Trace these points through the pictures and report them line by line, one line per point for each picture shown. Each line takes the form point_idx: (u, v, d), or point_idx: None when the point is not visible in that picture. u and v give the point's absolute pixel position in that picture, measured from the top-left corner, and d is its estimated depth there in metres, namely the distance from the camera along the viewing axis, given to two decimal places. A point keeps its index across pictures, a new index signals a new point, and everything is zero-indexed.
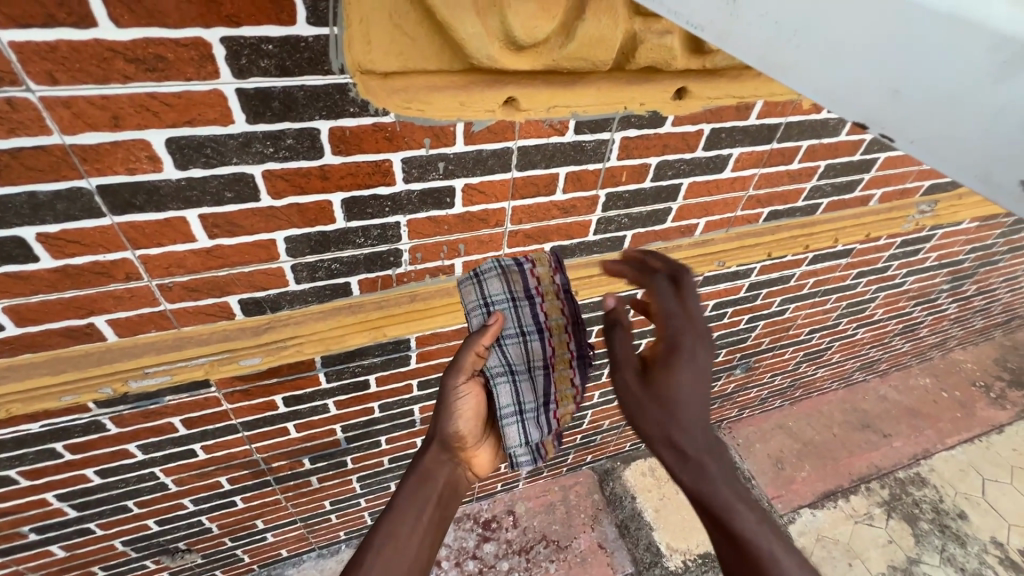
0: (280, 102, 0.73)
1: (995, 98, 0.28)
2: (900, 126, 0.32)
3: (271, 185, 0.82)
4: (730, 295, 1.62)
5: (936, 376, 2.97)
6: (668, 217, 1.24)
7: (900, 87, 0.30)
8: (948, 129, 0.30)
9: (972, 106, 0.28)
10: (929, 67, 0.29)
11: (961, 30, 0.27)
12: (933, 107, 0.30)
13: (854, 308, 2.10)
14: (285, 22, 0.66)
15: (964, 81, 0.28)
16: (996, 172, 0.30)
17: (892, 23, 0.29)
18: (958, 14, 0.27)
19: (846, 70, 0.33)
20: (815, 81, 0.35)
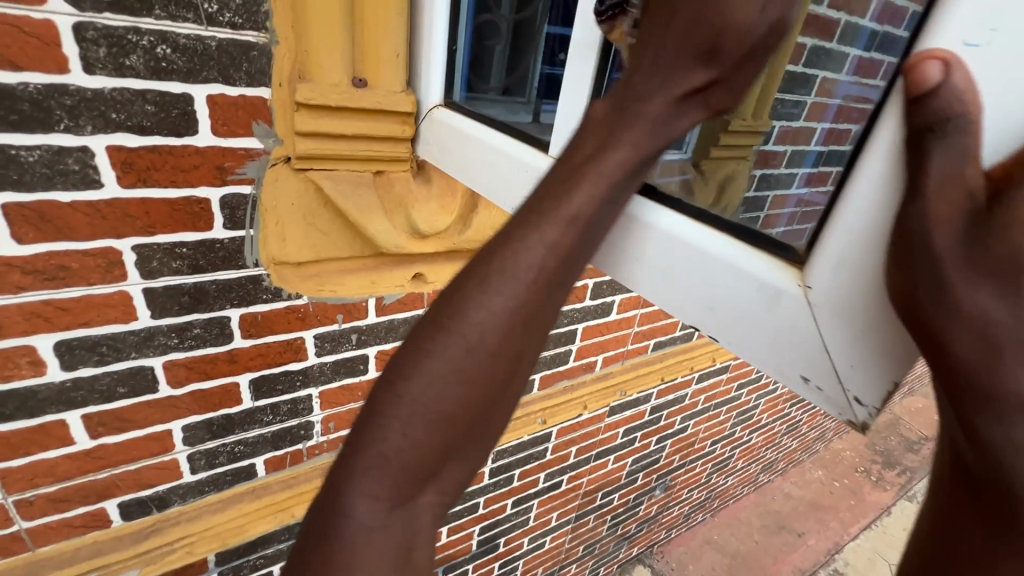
0: (189, 296, 0.75)
1: (771, 314, 0.38)
2: (717, 330, 0.42)
3: (172, 374, 0.79)
4: (637, 420, 1.74)
5: (826, 467, 3.25)
6: (569, 358, 1.35)
7: (712, 303, 0.42)
8: (751, 335, 0.40)
9: (760, 319, 0.39)
10: (734, 292, 0.40)
11: (746, 276, 0.39)
12: (740, 320, 0.40)
13: (743, 415, 2.31)
14: (201, 228, 0.71)
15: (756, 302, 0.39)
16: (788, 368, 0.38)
17: (706, 260, 0.42)
18: (743, 267, 0.39)
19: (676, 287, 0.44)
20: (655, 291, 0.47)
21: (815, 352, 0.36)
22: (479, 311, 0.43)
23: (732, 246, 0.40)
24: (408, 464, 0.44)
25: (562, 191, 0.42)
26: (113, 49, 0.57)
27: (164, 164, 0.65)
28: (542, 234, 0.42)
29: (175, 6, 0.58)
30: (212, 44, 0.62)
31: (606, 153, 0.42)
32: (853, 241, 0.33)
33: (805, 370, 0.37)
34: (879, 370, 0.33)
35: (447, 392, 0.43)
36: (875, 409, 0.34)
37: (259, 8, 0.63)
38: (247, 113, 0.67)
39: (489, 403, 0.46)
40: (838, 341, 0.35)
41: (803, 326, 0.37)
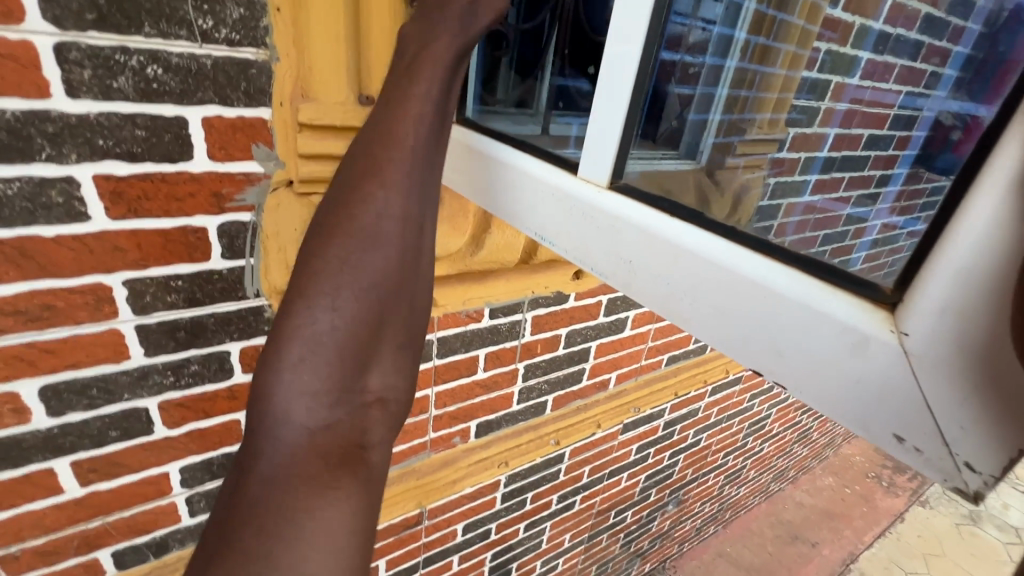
0: (186, 331, 0.69)
1: (857, 363, 0.33)
2: (790, 376, 0.37)
3: (168, 415, 0.74)
4: (650, 436, 1.69)
5: (837, 474, 3.19)
6: (583, 376, 1.30)
7: (783, 345, 0.37)
8: (829, 384, 0.35)
9: (840, 369, 0.34)
10: (805, 333, 0.36)
11: (818, 316, 0.35)
12: (815, 367, 0.36)
13: (755, 426, 2.26)
14: (198, 259, 0.66)
15: (835, 348, 0.34)
16: (876, 421, 0.33)
17: (770, 297, 0.37)
18: (816, 307, 0.35)
19: (738, 328, 0.40)
20: (712, 330, 0.42)
21: (913, 410, 0.31)
22: (366, 201, 0.51)
23: (806, 284, 0.36)
24: (344, 339, 0.49)
25: (403, 95, 0.52)
26: (99, 70, 0.52)
27: (157, 192, 0.60)
28: (413, 125, 0.52)
29: (166, 22, 0.53)
30: (208, 62, 0.57)
31: (433, 44, 0.52)
32: (960, 283, 0.28)
33: (901, 428, 0.32)
34: (998, 438, 0.28)
35: (355, 269, 0.50)
36: (993, 479, 0.29)
37: (257, 23, 0.58)
38: (246, 135, 0.62)
39: (405, 281, 0.53)
40: (946, 401, 0.30)
41: (896, 379, 0.32)
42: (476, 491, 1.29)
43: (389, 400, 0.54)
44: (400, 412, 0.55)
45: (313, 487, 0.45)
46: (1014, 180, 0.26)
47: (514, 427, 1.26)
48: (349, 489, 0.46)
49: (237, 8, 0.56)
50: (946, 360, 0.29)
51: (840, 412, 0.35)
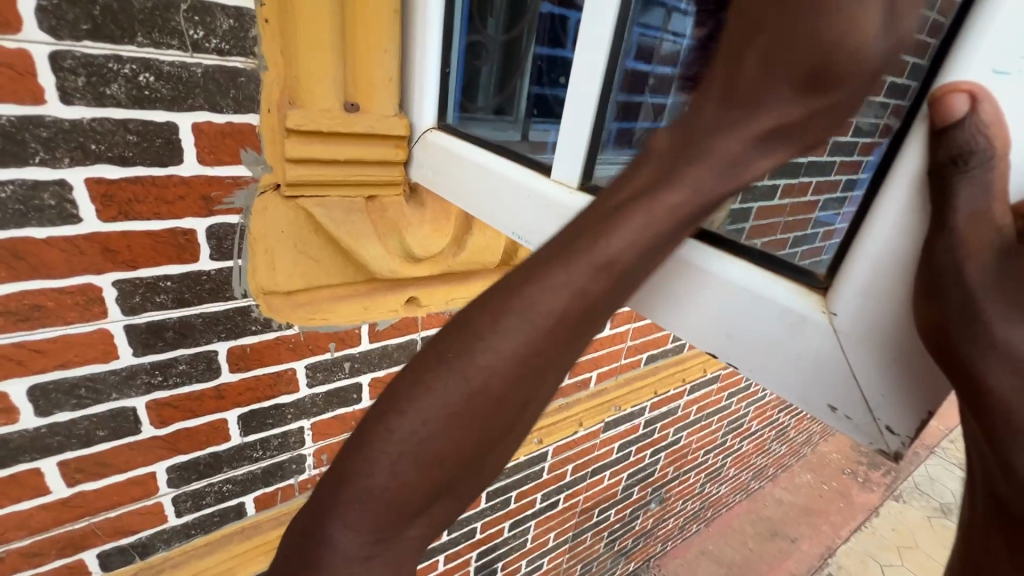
0: (174, 331, 0.71)
1: (795, 340, 0.37)
2: (741, 357, 0.41)
3: (155, 414, 0.75)
4: (631, 434, 1.73)
5: (814, 471, 3.28)
6: (565, 375, 1.34)
7: (734, 330, 0.41)
8: (774, 362, 0.39)
9: (782, 348, 0.38)
10: (753, 317, 0.39)
11: (764, 301, 0.38)
12: (762, 347, 0.39)
13: (734, 424, 2.32)
14: (186, 260, 0.68)
15: (779, 328, 0.38)
16: (815, 395, 0.37)
17: (722, 285, 0.41)
18: (761, 293, 0.39)
19: (697, 315, 0.43)
20: (673, 318, 0.45)
21: (845, 381, 0.35)
22: (482, 350, 0.38)
23: (749, 270, 0.39)
24: (395, 500, 0.39)
25: (601, 228, 0.37)
26: (93, 78, 0.54)
27: (148, 195, 0.62)
28: (569, 276, 0.37)
29: (158, 32, 0.56)
30: (198, 71, 0.59)
31: (664, 190, 0.36)
32: (878, 264, 0.33)
33: (834, 400, 0.36)
34: (912, 400, 0.33)
35: (445, 431, 0.39)
36: (908, 439, 0.33)
37: (246, 34, 0.60)
38: (235, 141, 0.65)
39: (493, 448, 0.41)
40: (870, 373, 0.34)
41: (829, 354, 0.36)
42: None
43: (433, 539, 0.45)
44: (449, 533, 0.47)
45: None
46: (918, 173, 0.30)
47: None
48: None
49: (227, 19, 0.59)
50: (870, 335, 0.34)
51: (783, 389, 0.39)
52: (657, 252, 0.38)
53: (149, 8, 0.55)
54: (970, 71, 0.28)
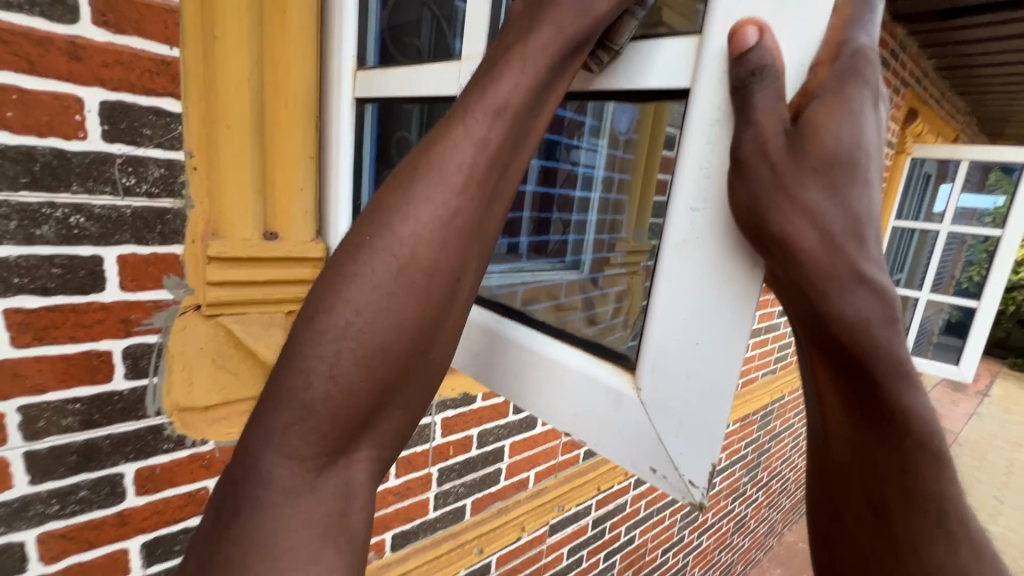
0: (78, 455, 0.71)
1: (619, 412, 0.46)
2: (585, 431, 0.48)
3: (47, 548, 0.71)
4: (580, 536, 1.68)
5: (784, 564, 3.16)
6: (500, 477, 1.34)
7: (578, 408, 0.49)
8: (606, 431, 0.46)
9: (612, 419, 0.46)
10: (589, 394, 0.48)
11: (595, 379, 0.48)
12: (598, 420, 0.47)
13: (690, 517, 2.28)
14: (99, 380, 0.70)
15: (607, 400, 0.47)
16: (639, 457, 0.44)
17: (567, 369, 0.50)
18: (592, 374, 0.48)
19: (552, 398, 0.51)
20: (535, 403, 0.53)
21: (654, 443, 0.43)
22: (362, 284, 0.39)
23: (584, 359, 0.50)
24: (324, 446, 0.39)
25: (444, 155, 0.40)
26: (24, 221, 0.61)
27: (66, 321, 0.66)
28: (432, 202, 0.40)
29: (93, 181, 0.64)
30: (127, 212, 0.67)
31: (495, 90, 0.40)
32: (660, 348, 0.43)
33: (652, 461, 0.44)
34: (699, 453, 0.40)
35: (352, 367, 0.39)
36: (705, 488, 0.40)
37: (176, 179, 0.70)
38: (158, 269, 0.72)
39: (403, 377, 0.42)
40: (670, 432, 0.42)
41: (642, 422, 0.44)
42: None
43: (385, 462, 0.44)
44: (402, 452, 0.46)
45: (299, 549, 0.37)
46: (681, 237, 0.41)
47: (432, 537, 1.25)
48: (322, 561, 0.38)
49: (158, 168, 0.69)
50: (665, 402, 0.43)
51: (620, 456, 0.46)
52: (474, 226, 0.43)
53: (86, 163, 0.64)
54: (681, 207, 0.41)
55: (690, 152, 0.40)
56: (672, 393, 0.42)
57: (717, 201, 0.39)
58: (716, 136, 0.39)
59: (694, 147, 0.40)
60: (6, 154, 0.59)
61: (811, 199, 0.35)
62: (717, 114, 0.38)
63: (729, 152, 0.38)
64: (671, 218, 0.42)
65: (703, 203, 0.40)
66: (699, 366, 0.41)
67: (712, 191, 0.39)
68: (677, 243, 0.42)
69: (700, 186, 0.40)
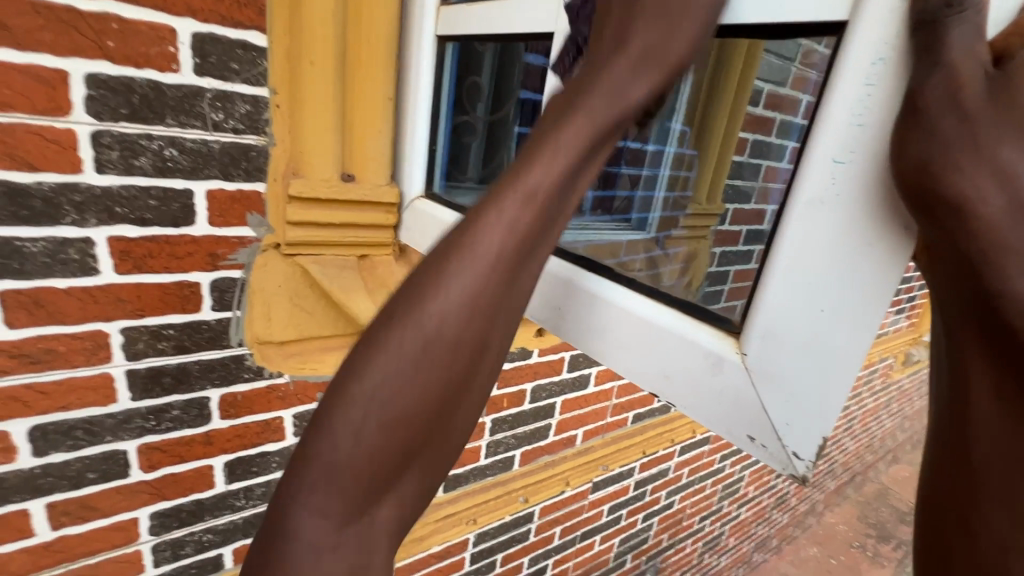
0: (171, 377, 0.76)
1: (716, 377, 0.44)
2: (675, 393, 0.47)
3: (145, 458, 0.78)
4: (621, 496, 1.70)
5: (822, 544, 3.10)
6: (550, 432, 1.36)
7: (669, 370, 0.47)
8: (701, 394, 0.45)
9: (708, 383, 0.44)
10: (682, 356, 0.46)
11: (692, 342, 0.45)
12: (692, 383, 0.45)
13: (731, 489, 2.26)
14: (189, 309, 0.74)
15: (704, 364, 0.45)
16: (736, 423, 0.43)
17: (662, 330, 0.48)
18: (688, 336, 0.46)
19: (639, 357, 0.49)
20: (620, 360, 0.51)
21: (756, 412, 0.41)
22: (425, 313, 0.38)
23: (677, 319, 0.47)
24: (363, 475, 0.38)
25: (522, 166, 0.41)
26: (125, 151, 0.63)
27: (161, 252, 0.69)
28: (501, 212, 0.40)
29: (185, 115, 0.66)
30: (216, 147, 0.69)
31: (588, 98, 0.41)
32: (773, 314, 0.40)
33: (750, 430, 0.42)
34: (809, 426, 0.39)
35: (401, 386, 0.38)
36: (811, 462, 0.39)
37: (260, 116, 0.71)
38: (243, 206, 0.73)
39: (451, 406, 0.40)
40: (777, 402, 0.40)
41: (743, 390, 0.42)
42: (444, 550, 1.30)
43: (411, 512, 0.42)
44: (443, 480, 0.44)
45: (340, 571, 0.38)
46: (814, 196, 0.37)
47: (481, 482, 1.29)
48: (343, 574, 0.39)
49: (244, 105, 0.69)
50: (773, 370, 0.40)
51: (715, 421, 0.44)
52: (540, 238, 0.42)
53: (179, 96, 0.65)
54: (820, 158, 0.37)
55: (839, 94, 0.35)
56: (786, 360, 0.40)
57: (868, 152, 0.35)
58: (878, 76, 0.34)
59: (846, 89, 0.35)
60: (108, 84, 0.60)
61: (1005, 158, 0.29)
62: (884, 51, 0.33)
63: (890, 97, 0.33)
64: (806, 171, 0.38)
65: (849, 155, 0.35)
66: (835, 330, 0.37)
67: (862, 142, 0.35)
68: (812, 198, 0.37)
69: (849, 135, 0.35)
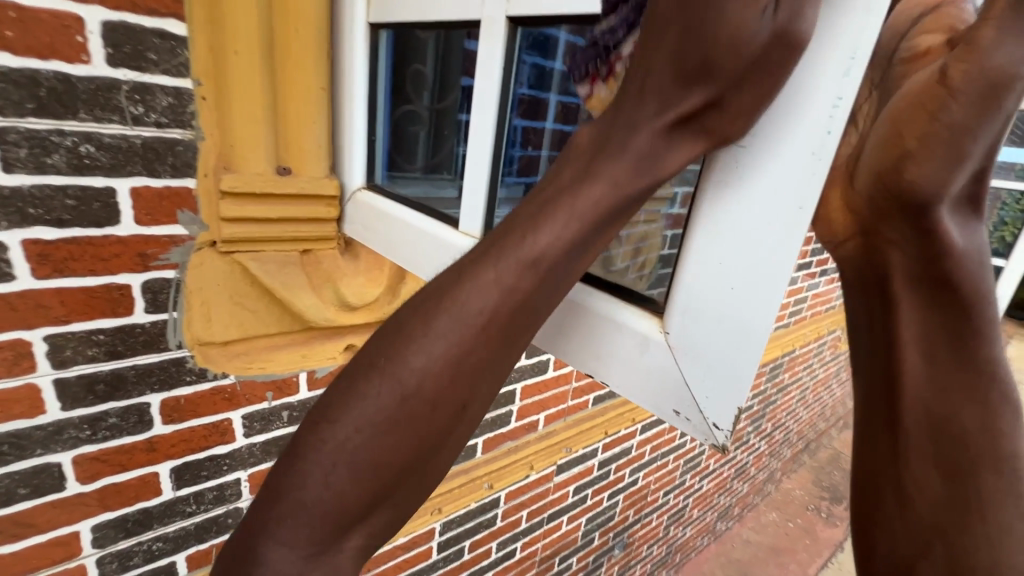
0: (106, 384, 0.73)
1: (643, 355, 0.45)
2: (607, 374, 0.48)
3: (82, 469, 0.75)
4: (585, 476, 1.74)
5: (781, 509, 3.27)
6: (511, 418, 1.37)
7: (601, 352, 0.48)
8: (631, 373, 0.46)
9: (637, 362, 0.46)
10: (612, 338, 0.47)
11: (620, 325, 0.47)
12: (622, 363, 0.47)
13: (692, 463, 2.34)
14: (120, 313, 0.71)
15: (631, 345, 0.46)
16: (663, 398, 0.44)
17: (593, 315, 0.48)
18: (617, 319, 0.47)
19: (574, 341, 0.50)
20: (557, 345, 0.52)
21: (680, 387, 0.43)
22: (446, 316, 0.38)
23: (607, 302, 0.48)
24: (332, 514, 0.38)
25: (527, 229, 0.38)
26: (35, 149, 0.60)
27: (83, 254, 0.66)
28: (499, 274, 0.38)
29: (101, 109, 0.62)
30: (137, 142, 0.66)
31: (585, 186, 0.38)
32: (691, 293, 0.42)
33: (676, 405, 0.44)
34: (725, 397, 0.41)
35: (377, 440, 0.37)
36: (728, 430, 0.41)
37: (185, 109, 0.68)
38: (172, 203, 0.70)
39: (429, 455, 0.39)
40: (697, 376, 0.42)
41: (669, 367, 0.44)
42: (411, 540, 1.30)
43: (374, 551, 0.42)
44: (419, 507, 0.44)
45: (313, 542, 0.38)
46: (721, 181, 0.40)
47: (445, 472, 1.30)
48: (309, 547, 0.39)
49: (166, 97, 0.66)
50: (692, 346, 0.42)
51: (644, 398, 0.46)
52: (551, 280, 0.39)
53: (92, 89, 0.61)
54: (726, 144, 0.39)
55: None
56: (702, 335, 0.42)
57: (766, 137, 0.37)
58: None
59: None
60: (10, 78, 0.57)
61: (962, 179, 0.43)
62: None
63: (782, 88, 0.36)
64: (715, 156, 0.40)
65: (750, 142, 0.38)
66: (736, 305, 0.40)
67: (761, 129, 0.37)
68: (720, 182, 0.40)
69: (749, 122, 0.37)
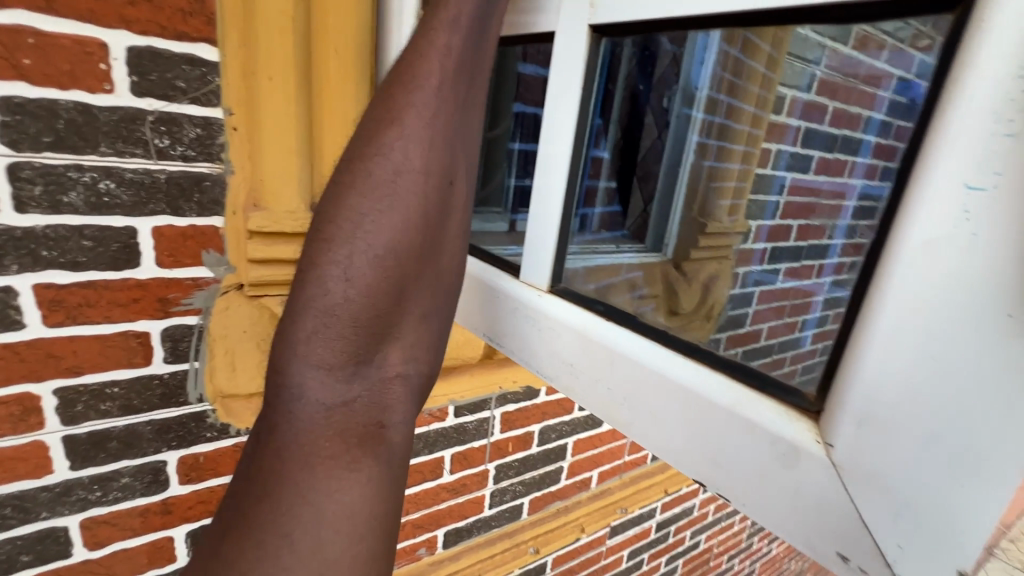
0: (119, 441, 0.66)
1: (791, 477, 0.32)
2: (730, 485, 0.35)
3: (91, 534, 0.68)
4: (642, 539, 1.55)
5: None
6: (561, 476, 1.23)
7: (721, 457, 0.36)
8: (769, 492, 0.33)
9: (776, 480, 0.33)
10: (739, 438, 0.35)
11: (753, 423, 0.34)
12: (753, 474, 0.34)
13: (763, 524, 2.07)
14: (137, 363, 0.64)
15: (767, 452, 0.33)
16: (819, 529, 0.31)
17: (719, 403, 0.36)
18: (745, 415, 0.34)
19: (681, 434, 0.38)
20: (657, 437, 0.40)
21: (852, 525, 0.29)
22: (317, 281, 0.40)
23: (732, 392, 0.35)
24: (352, 320, 0.40)
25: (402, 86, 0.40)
26: (50, 186, 0.54)
27: (99, 300, 0.60)
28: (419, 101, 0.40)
29: (123, 142, 0.56)
30: (161, 177, 0.59)
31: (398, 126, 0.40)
32: (870, 394, 0.28)
33: (841, 546, 0.30)
34: (936, 558, 0.26)
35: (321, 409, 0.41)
36: None
37: (213, 141, 0.61)
38: (197, 243, 0.64)
39: (414, 272, 0.43)
40: (879, 515, 0.28)
41: (830, 492, 0.30)
42: None
43: (413, 375, 0.46)
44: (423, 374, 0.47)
45: (330, 468, 0.40)
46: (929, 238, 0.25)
47: (487, 534, 1.16)
48: (355, 488, 0.40)
49: (194, 128, 0.60)
50: (874, 474, 0.28)
51: (788, 529, 0.33)
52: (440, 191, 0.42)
53: (114, 120, 0.55)
54: (944, 183, 0.24)
55: (971, 92, 0.23)
56: (891, 460, 0.27)
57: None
58: None
59: (983, 81, 0.23)
60: (26, 109, 0.52)
61: None
62: None
63: None
64: (917, 201, 0.25)
65: (994, 177, 0.23)
66: (941, 420, 0.25)
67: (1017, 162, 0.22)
68: (930, 238, 0.25)
69: (991, 150, 0.23)
